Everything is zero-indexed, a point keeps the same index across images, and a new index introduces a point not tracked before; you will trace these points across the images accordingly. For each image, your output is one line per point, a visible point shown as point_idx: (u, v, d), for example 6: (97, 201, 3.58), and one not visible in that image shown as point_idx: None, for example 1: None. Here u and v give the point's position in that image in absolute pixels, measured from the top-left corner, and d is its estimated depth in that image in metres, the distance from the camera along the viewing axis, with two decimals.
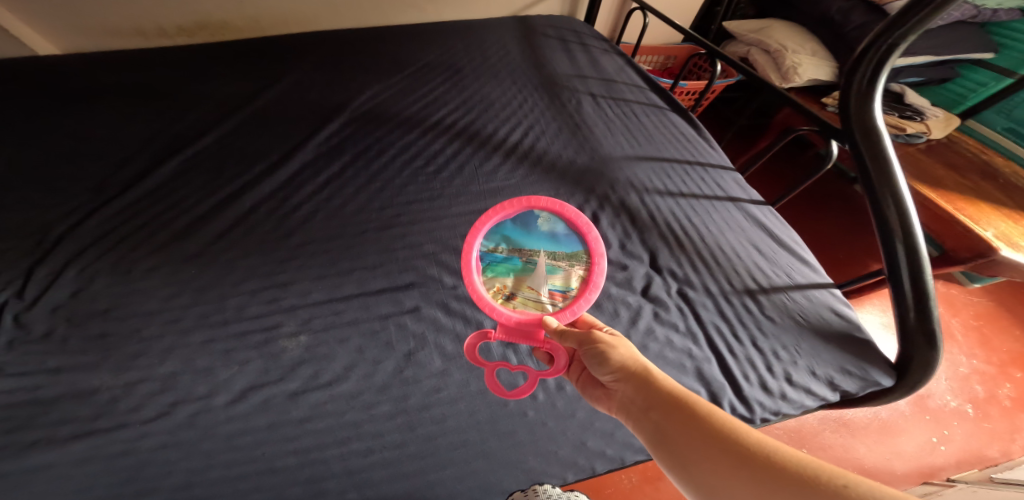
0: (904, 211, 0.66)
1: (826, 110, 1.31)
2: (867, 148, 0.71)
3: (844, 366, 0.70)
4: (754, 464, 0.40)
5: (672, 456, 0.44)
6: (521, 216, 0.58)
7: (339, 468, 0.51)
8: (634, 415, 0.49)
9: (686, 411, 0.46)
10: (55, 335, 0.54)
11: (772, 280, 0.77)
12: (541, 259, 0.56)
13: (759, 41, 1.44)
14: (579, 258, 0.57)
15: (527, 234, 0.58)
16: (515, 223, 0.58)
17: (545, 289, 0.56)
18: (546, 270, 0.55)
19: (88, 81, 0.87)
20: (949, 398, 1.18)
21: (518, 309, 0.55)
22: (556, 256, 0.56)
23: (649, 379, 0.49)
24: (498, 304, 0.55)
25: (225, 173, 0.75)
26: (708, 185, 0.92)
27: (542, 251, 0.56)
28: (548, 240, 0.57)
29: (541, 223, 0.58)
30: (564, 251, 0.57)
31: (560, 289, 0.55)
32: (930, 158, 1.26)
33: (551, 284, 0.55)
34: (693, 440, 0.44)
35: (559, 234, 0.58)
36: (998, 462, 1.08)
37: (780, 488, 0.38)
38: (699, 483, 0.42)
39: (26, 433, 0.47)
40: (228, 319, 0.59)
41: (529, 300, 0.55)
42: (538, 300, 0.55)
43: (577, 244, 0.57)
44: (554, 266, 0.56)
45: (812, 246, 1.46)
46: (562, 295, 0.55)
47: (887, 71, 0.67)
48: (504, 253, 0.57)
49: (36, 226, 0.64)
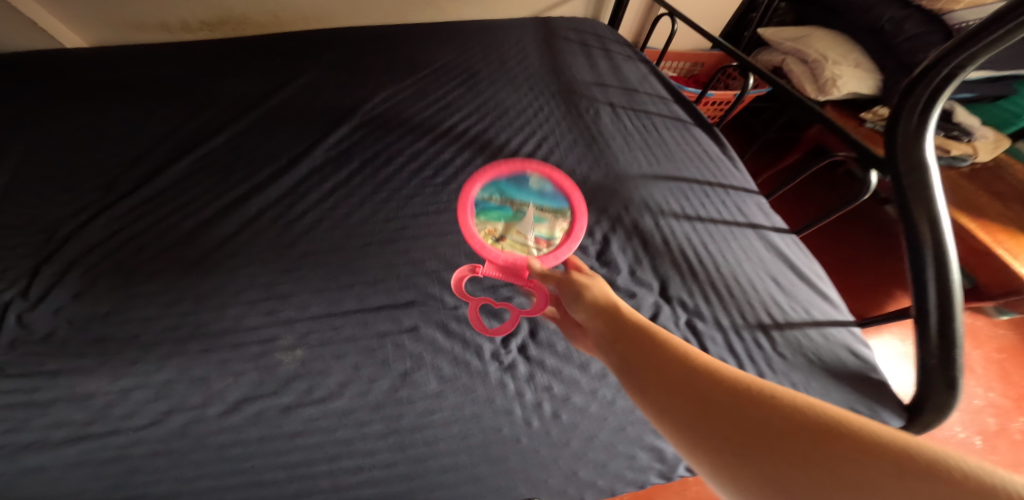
0: (942, 252, 0.61)
1: (864, 127, 1.24)
2: (910, 182, 0.66)
3: (853, 406, 0.67)
4: (711, 385, 0.38)
5: (629, 380, 0.43)
6: (514, 175, 0.61)
7: (326, 483, 0.52)
8: (601, 346, 0.48)
9: (653, 341, 0.45)
10: (56, 337, 0.57)
11: (788, 316, 0.74)
12: (529, 210, 0.59)
13: (797, 50, 1.36)
14: (564, 214, 0.60)
15: (518, 189, 0.60)
16: (509, 179, 0.61)
17: (532, 236, 0.58)
18: (533, 219, 0.58)
19: (111, 78, 0.90)
20: (958, 429, 1.14)
21: (506, 250, 0.57)
22: (543, 209, 0.59)
23: (626, 316, 0.49)
24: (488, 244, 0.56)
25: (234, 175, 0.79)
26: (728, 209, 0.89)
27: (530, 205, 0.59)
28: (537, 195, 0.60)
29: (531, 181, 0.61)
30: (550, 206, 0.60)
31: (545, 237, 0.58)
32: (973, 184, 1.18)
33: (537, 232, 0.58)
34: (653, 364, 0.42)
35: (547, 192, 0.61)
36: None
37: (732, 408, 0.36)
38: (650, 404, 0.40)
39: (23, 434, 0.49)
40: (226, 329, 0.61)
41: (517, 244, 0.57)
42: (524, 242, 0.57)
43: (564, 201, 0.60)
44: (541, 217, 0.59)
45: (833, 269, 1.41)
46: (546, 242, 0.58)
47: (943, 101, 0.63)
48: (498, 203, 0.60)
49: (50, 222, 0.68)
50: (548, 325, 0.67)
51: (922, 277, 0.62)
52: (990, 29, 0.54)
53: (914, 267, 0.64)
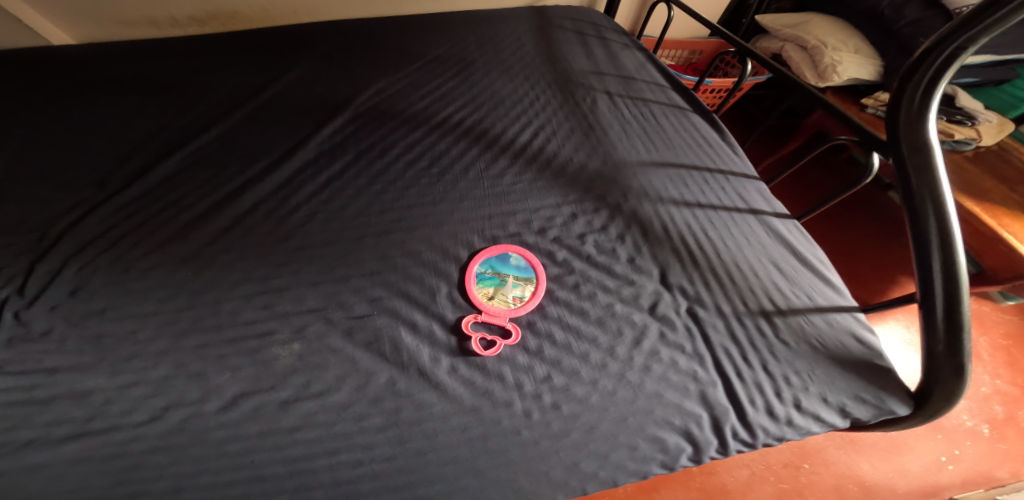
0: (948, 235, 0.60)
1: (866, 112, 1.22)
2: (913, 164, 0.65)
3: (858, 393, 0.65)
4: None
5: None
6: (502, 254, 0.73)
7: (327, 478, 0.51)
8: None
9: None
10: (53, 334, 0.56)
11: (791, 302, 0.73)
12: (511, 277, 0.70)
13: (796, 36, 1.35)
14: (537, 281, 0.71)
15: (503, 265, 0.71)
16: (496, 263, 0.71)
17: (511, 296, 0.68)
18: (513, 283, 0.70)
19: (107, 79, 0.91)
20: (964, 417, 1.13)
21: (492, 304, 0.67)
22: (521, 277, 0.70)
23: None
24: (480, 300, 0.67)
25: (226, 170, 0.78)
26: (728, 196, 0.88)
27: (511, 274, 0.70)
28: (516, 268, 0.71)
29: (514, 258, 0.72)
30: (527, 277, 0.71)
31: (521, 296, 0.68)
32: (978, 167, 1.16)
33: (516, 293, 0.69)
34: None
35: (528, 266, 0.72)
36: (1005, 483, 1.03)
37: None
38: None
39: (20, 433, 0.49)
40: (222, 323, 0.60)
41: (500, 301, 0.67)
42: (505, 300, 0.67)
43: (541, 267, 0.72)
44: (519, 283, 0.70)
45: (836, 257, 1.40)
46: (521, 300, 0.68)
47: (944, 84, 0.61)
48: (488, 272, 0.70)
49: (45, 220, 0.67)
50: (547, 315, 0.67)
51: (928, 258, 0.61)
52: (991, 8, 0.52)
53: (920, 250, 0.62)
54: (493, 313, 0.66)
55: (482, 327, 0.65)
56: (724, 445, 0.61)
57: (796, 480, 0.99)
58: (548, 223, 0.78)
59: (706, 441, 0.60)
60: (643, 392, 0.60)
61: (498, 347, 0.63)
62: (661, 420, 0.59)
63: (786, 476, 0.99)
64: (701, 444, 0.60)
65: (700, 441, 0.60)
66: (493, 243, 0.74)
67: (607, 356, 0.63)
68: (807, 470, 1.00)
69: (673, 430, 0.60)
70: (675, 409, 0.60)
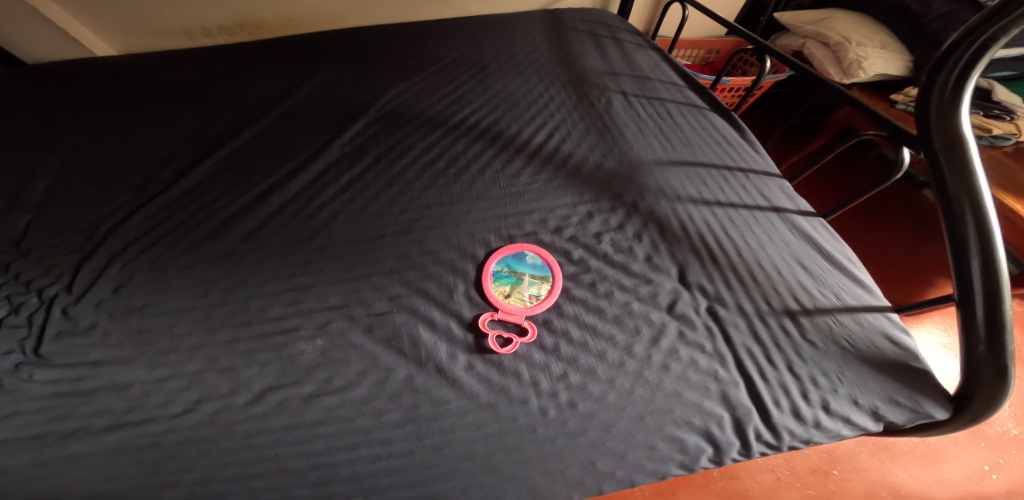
0: (986, 228, 0.57)
1: (895, 108, 1.16)
2: (947, 157, 0.62)
3: (892, 396, 0.63)
4: None
5: None
6: (517, 255, 0.73)
7: (347, 472, 0.52)
8: None
9: None
10: (98, 329, 0.59)
11: (818, 302, 0.71)
12: (525, 278, 0.70)
13: (818, 33, 1.32)
14: (550, 279, 0.71)
15: (519, 264, 0.72)
16: (510, 260, 0.72)
17: (525, 294, 0.69)
18: (526, 282, 0.70)
19: (145, 89, 0.96)
20: (1009, 425, 1.06)
21: (508, 302, 0.67)
22: (534, 276, 0.71)
23: None
24: (498, 299, 0.68)
25: (255, 173, 0.81)
26: (749, 193, 0.86)
27: (527, 273, 0.71)
28: (532, 266, 0.72)
29: (528, 259, 0.73)
30: (540, 275, 0.71)
31: (534, 294, 0.69)
32: (1019, 163, 1.06)
33: (530, 291, 0.69)
34: None
35: (540, 265, 0.72)
36: None
37: None
38: None
39: (65, 423, 0.52)
40: (251, 319, 0.62)
41: (516, 299, 0.68)
42: (521, 298, 0.68)
43: (552, 270, 0.71)
44: (533, 282, 0.70)
45: (867, 258, 1.34)
46: (534, 297, 0.68)
47: (977, 75, 0.60)
48: (504, 272, 0.71)
49: (88, 223, 0.71)
50: (563, 314, 0.67)
51: (964, 254, 0.58)
52: None
53: (955, 246, 0.59)
54: (508, 311, 0.66)
55: (498, 324, 0.66)
56: (746, 446, 0.60)
57: (824, 487, 0.95)
58: (563, 222, 0.78)
59: (727, 442, 0.59)
60: (662, 392, 0.60)
61: (514, 345, 0.63)
62: (680, 420, 0.59)
63: (814, 483, 0.95)
64: (723, 445, 0.59)
65: (722, 442, 0.59)
66: (509, 242, 0.75)
67: (625, 354, 0.63)
68: (836, 477, 0.96)
69: (693, 430, 0.59)
70: (695, 409, 0.59)
